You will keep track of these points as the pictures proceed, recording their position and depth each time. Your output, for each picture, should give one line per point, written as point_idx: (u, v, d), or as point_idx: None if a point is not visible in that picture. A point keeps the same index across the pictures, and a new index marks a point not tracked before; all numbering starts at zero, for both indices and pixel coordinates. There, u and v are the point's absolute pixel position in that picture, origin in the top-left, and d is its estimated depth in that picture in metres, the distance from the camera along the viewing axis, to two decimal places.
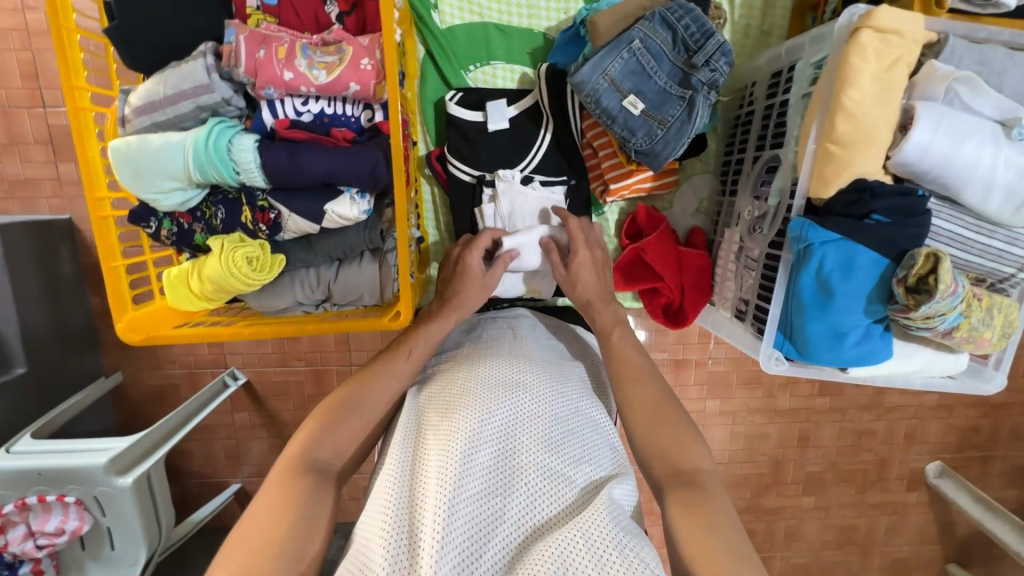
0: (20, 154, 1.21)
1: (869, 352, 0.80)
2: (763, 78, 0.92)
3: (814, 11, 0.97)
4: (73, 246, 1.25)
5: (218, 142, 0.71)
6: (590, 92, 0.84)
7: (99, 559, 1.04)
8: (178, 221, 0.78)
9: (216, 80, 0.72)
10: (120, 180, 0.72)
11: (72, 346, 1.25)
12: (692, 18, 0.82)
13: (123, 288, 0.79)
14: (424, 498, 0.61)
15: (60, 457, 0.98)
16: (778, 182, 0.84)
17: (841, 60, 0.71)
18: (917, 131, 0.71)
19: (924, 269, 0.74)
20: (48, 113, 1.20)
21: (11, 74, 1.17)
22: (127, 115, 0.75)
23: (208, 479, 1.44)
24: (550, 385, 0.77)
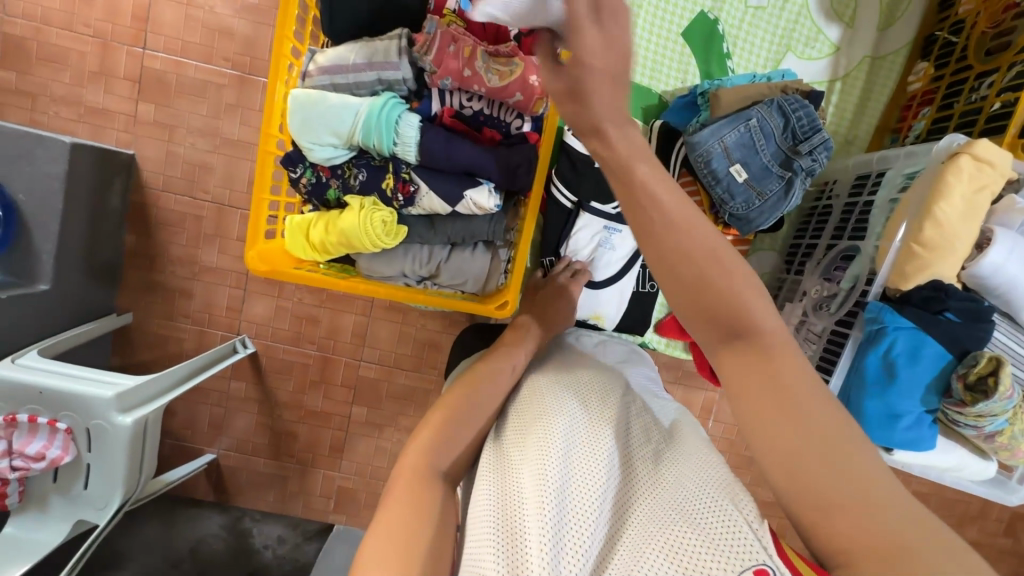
0: (106, 85, 1.26)
1: (918, 438, 0.85)
2: (848, 178, 1.00)
3: (896, 133, 1.12)
4: (126, 181, 1.28)
5: (389, 114, 0.76)
6: (703, 153, 0.91)
7: (67, 495, 1.00)
8: (318, 173, 0.82)
9: (405, 61, 0.77)
10: (288, 122, 0.76)
11: (94, 276, 1.24)
12: (806, 113, 0.91)
13: (259, 221, 0.82)
14: (517, 496, 0.60)
15: (66, 380, 0.96)
16: (853, 269, 0.92)
17: (936, 176, 0.80)
18: (992, 252, 0.81)
19: (985, 369, 0.81)
20: (145, 55, 1.25)
21: (124, 12, 1.23)
22: (310, 71, 0.80)
23: (182, 443, 1.40)
24: (605, 382, 0.79)
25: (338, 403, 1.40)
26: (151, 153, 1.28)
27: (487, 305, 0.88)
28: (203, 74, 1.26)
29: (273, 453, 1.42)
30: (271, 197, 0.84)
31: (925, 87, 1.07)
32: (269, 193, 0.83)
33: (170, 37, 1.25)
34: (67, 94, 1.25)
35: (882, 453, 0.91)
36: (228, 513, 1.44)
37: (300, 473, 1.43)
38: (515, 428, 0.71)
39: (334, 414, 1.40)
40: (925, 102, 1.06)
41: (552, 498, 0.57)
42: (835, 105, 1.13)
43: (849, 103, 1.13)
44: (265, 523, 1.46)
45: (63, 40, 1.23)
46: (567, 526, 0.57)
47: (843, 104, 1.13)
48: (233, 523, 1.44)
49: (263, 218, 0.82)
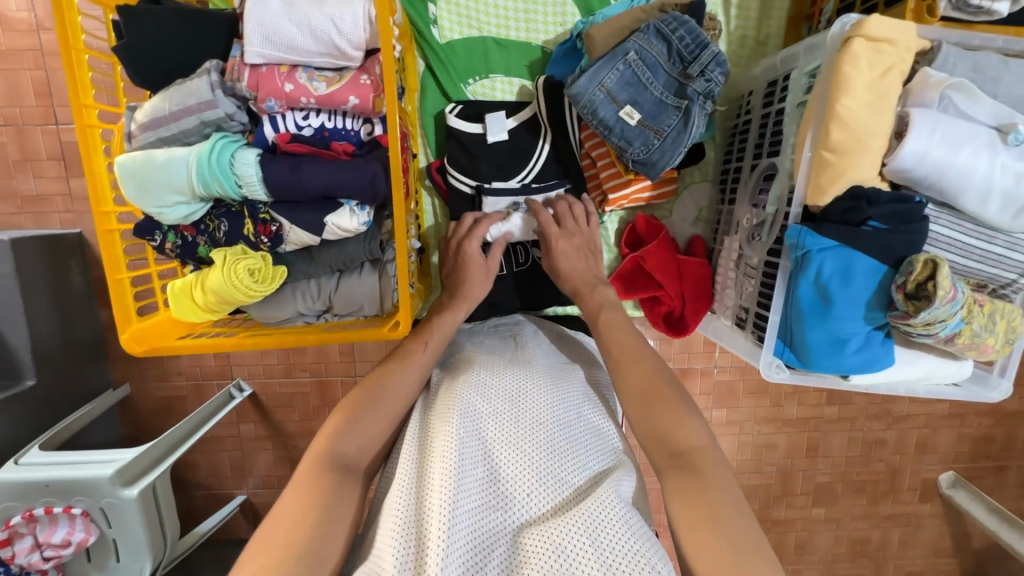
0: (34, 170, 1.24)
1: (871, 359, 0.80)
2: (760, 87, 0.93)
3: (810, 21, 1.00)
4: (83, 260, 1.27)
5: (221, 157, 0.73)
6: (586, 103, 0.85)
7: (105, 570, 1.05)
8: (183, 234, 0.79)
9: (220, 96, 0.73)
10: (123, 193, 0.73)
11: (81, 358, 1.27)
12: (687, 30, 0.83)
13: (128, 300, 0.81)
14: (424, 511, 0.62)
15: (68, 468, 0.99)
16: (776, 189, 0.84)
17: (833, 68, 0.71)
18: (912, 139, 0.71)
19: (923, 275, 0.73)
20: (60, 129, 1.23)
21: (26, 92, 1.20)
22: (133, 130, 0.76)
23: (214, 491, 1.45)
24: (544, 386, 0.78)
25: None
26: (97, 226, 1.27)
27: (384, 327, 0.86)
28: None
29: None
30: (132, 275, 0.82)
31: None
32: (129, 271, 0.81)
33: None
34: (1, 189, 1.24)
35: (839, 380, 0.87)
36: None
37: None
38: (440, 434, 0.71)
39: None
40: None
41: (453, 518, 0.60)
42: (737, 7, 1.02)
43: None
44: None
45: None
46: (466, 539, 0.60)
47: (746, 3, 1.02)
48: None
49: (130, 298, 0.81)
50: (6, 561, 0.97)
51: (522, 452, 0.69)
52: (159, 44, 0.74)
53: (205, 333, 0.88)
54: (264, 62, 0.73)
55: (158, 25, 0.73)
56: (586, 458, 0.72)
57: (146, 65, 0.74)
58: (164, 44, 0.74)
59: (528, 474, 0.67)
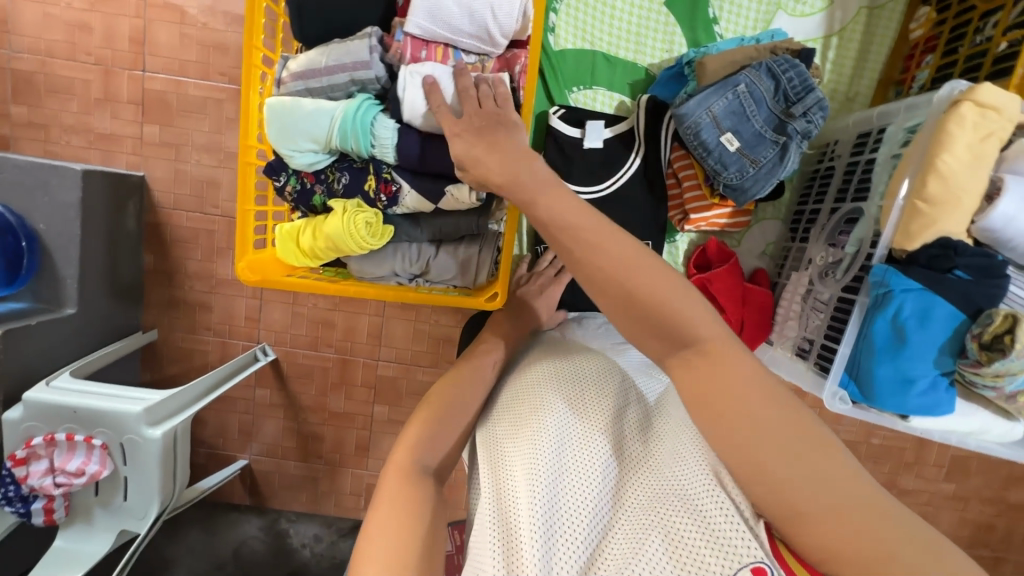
0: (111, 111, 1.29)
1: (934, 403, 0.81)
2: (848, 137, 0.97)
3: (899, 86, 1.05)
4: (140, 203, 1.31)
5: (364, 116, 0.76)
6: (691, 124, 0.89)
7: (109, 507, 1.05)
8: (303, 180, 0.83)
9: (375, 59, 0.77)
10: (265, 131, 0.77)
11: (118, 296, 1.29)
12: (797, 73, 0.89)
13: (248, 232, 0.83)
14: (510, 494, 0.64)
15: (99, 398, 1.00)
16: (857, 231, 0.88)
17: (938, 126, 0.76)
18: (1005, 202, 0.75)
19: (1000, 328, 0.75)
20: (146, 77, 1.28)
21: (121, 37, 1.26)
22: (283, 78, 0.80)
23: (217, 451, 1.45)
24: (594, 361, 0.81)
25: (359, 403, 1.42)
26: (160, 173, 1.32)
27: (478, 297, 0.88)
28: (202, 91, 1.29)
29: (302, 455, 1.46)
30: (256, 210, 0.84)
31: (928, 34, 1.01)
32: (253, 205, 0.84)
33: (167, 58, 1.27)
34: (77, 123, 1.29)
35: (897, 420, 0.88)
36: (265, 515, 1.49)
37: (329, 473, 1.47)
38: (508, 421, 0.74)
39: (356, 414, 1.43)
40: (928, 49, 1.00)
41: (540, 489, 0.62)
42: (832, 62, 1.08)
43: (847, 59, 1.08)
44: (301, 523, 1.50)
45: (67, 70, 1.27)
46: (561, 517, 0.61)
47: (841, 60, 1.08)
48: (271, 524, 1.49)
49: (251, 230, 0.84)
50: (19, 479, 0.98)
51: (588, 422, 0.71)
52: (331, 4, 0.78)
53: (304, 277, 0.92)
54: (420, 35, 0.76)
55: None
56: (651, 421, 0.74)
57: (309, 19, 0.79)
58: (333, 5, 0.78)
59: (600, 439, 0.69)
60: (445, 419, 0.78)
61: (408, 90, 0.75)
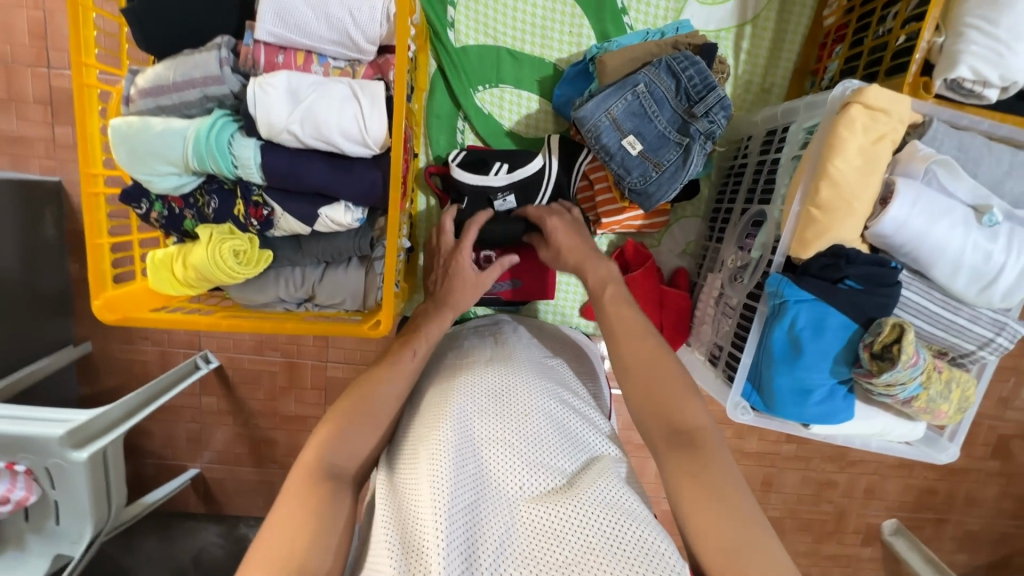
0: (17, 111, 1.20)
1: (831, 411, 0.83)
2: (759, 133, 0.95)
3: (814, 76, 1.04)
4: (59, 210, 1.24)
5: (220, 136, 0.71)
6: (592, 127, 0.86)
7: (42, 532, 1.01)
8: (170, 204, 0.78)
9: (228, 73, 0.72)
10: (114, 156, 0.72)
11: (43, 310, 1.23)
12: (697, 70, 0.85)
13: (105, 267, 0.79)
14: (417, 510, 0.62)
15: (13, 422, 0.94)
16: (761, 236, 0.87)
17: (831, 129, 0.75)
18: (895, 208, 0.75)
19: (890, 338, 0.77)
20: (52, 74, 1.19)
21: (20, 31, 1.16)
22: (131, 96, 0.75)
23: (166, 461, 1.42)
24: (524, 377, 0.80)
25: (311, 405, 1.39)
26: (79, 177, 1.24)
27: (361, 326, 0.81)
28: None
29: (255, 460, 1.43)
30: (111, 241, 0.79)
31: (838, 22, 0.98)
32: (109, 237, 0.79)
33: None
34: None
35: (800, 427, 0.90)
36: (223, 521, 1.47)
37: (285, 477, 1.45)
38: (424, 433, 0.71)
39: (308, 417, 1.40)
40: (838, 38, 0.98)
41: (449, 506, 0.60)
42: (746, 52, 1.05)
43: (761, 47, 1.05)
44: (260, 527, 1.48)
45: None
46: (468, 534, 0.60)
47: (755, 51, 1.05)
48: (230, 530, 1.47)
49: (108, 265, 0.79)
50: None
51: (508, 442, 0.70)
52: (173, 11, 0.73)
53: (180, 308, 0.87)
54: (275, 41, 0.74)
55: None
56: (574, 446, 0.74)
57: (154, 31, 0.73)
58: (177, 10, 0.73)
59: (517, 460, 0.68)
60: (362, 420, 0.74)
61: (262, 106, 0.70)
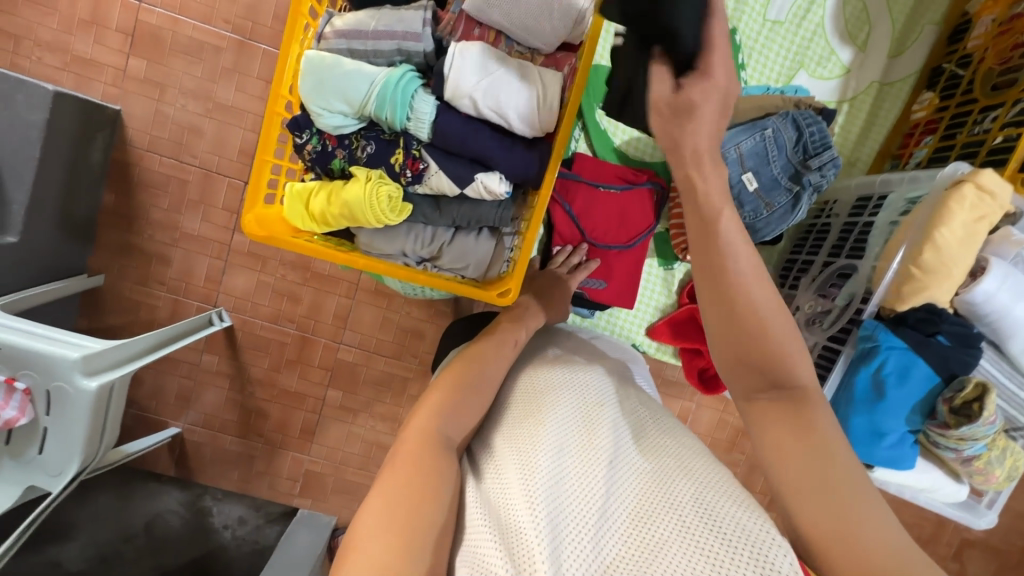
0: (95, 35, 1.20)
1: (899, 456, 0.90)
2: (849, 198, 1.02)
3: (896, 159, 1.14)
4: (109, 137, 1.22)
5: (406, 86, 0.73)
6: (719, 157, 0.93)
7: (19, 459, 0.95)
8: (324, 141, 0.80)
9: (427, 33, 0.75)
10: (299, 83, 0.74)
11: (68, 232, 1.19)
12: (818, 128, 0.92)
13: (260, 185, 0.79)
14: (511, 501, 0.58)
15: (30, 337, 0.91)
16: (849, 287, 0.95)
17: (939, 202, 0.82)
18: (987, 280, 0.84)
19: (972, 395, 0.85)
20: (141, 8, 1.20)
21: None
22: (325, 33, 0.78)
23: (147, 414, 1.35)
24: (600, 378, 0.78)
25: (313, 384, 1.36)
26: (139, 111, 1.23)
27: (488, 292, 0.84)
28: (201, 35, 1.22)
29: (241, 430, 1.38)
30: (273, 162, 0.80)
31: (929, 117, 1.08)
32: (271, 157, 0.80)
33: None
34: (54, 41, 1.19)
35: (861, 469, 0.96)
36: (189, 489, 1.41)
37: (267, 453, 1.39)
38: (510, 426, 0.69)
39: (308, 395, 1.37)
40: (928, 130, 1.08)
41: (546, 501, 0.57)
42: (841, 125, 1.17)
43: (853, 127, 1.17)
44: (227, 502, 1.42)
45: None
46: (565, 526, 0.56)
47: (848, 126, 1.17)
48: (194, 500, 1.40)
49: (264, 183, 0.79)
50: None
51: (596, 434, 0.67)
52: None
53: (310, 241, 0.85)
54: (476, 16, 0.76)
55: None
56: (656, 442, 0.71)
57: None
58: None
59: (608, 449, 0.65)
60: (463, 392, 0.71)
61: (455, 68, 0.72)
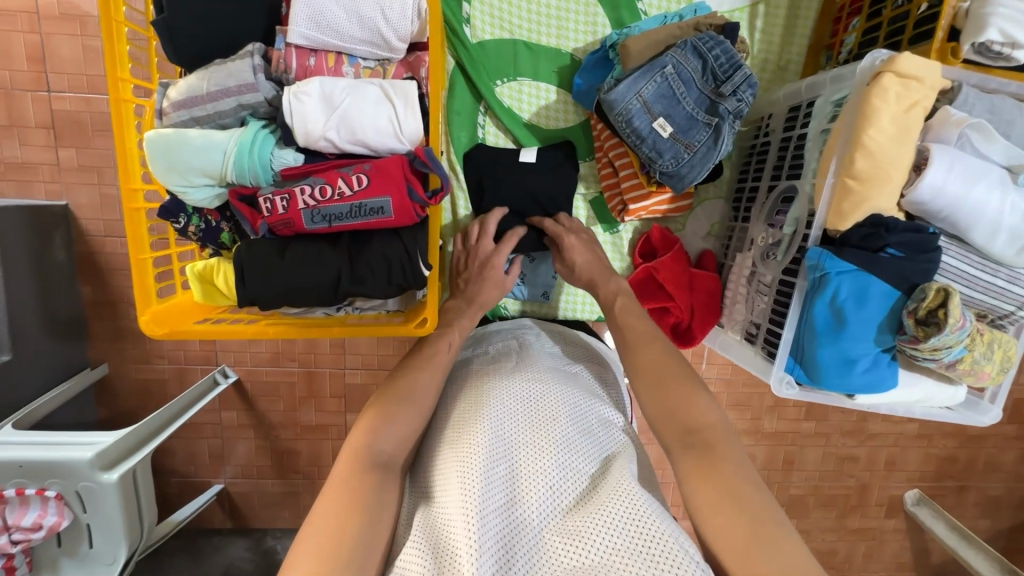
0: (19, 137, 1.19)
1: (877, 379, 0.86)
2: (780, 111, 0.98)
3: (829, 50, 1.05)
4: (67, 233, 1.23)
5: (258, 145, 0.77)
6: (622, 111, 0.89)
7: (75, 557, 1.01)
8: (205, 218, 0.86)
9: (261, 80, 0.77)
10: (152, 168, 0.76)
11: (57, 334, 1.21)
12: (722, 50, 0.89)
13: (148, 283, 0.83)
14: (455, 520, 0.68)
15: (40, 449, 0.94)
16: (793, 211, 0.90)
17: (862, 100, 0.77)
18: (930, 173, 0.78)
19: (934, 303, 0.80)
20: (52, 97, 1.18)
21: (18, 55, 1.16)
22: (164, 108, 0.79)
23: (189, 479, 1.41)
24: (552, 386, 0.88)
25: (331, 413, 1.39)
26: (85, 199, 1.23)
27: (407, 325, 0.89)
28: None
29: (279, 472, 1.43)
30: (154, 256, 0.84)
31: None
32: (151, 252, 0.83)
33: (74, 74, 1.18)
34: None
35: (844, 398, 0.93)
36: (249, 536, 1.47)
37: (310, 486, 1.44)
38: (460, 440, 0.79)
39: (329, 425, 1.40)
40: (854, 12, 1.00)
41: (488, 514, 0.68)
42: (761, 30, 1.07)
43: (776, 26, 1.07)
44: (287, 539, 1.48)
45: None
46: (498, 540, 0.67)
47: (770, 29, 1.07)
48: (257, 544, 1.46)
49: (151, 280, 0.83)
50: None
51: (543, 450, 0.77)
52: (199, 18, 0.76)
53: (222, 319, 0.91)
54: (307, 44, 0.78)
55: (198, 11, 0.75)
56: (597, 452, 0.81)
57: (182, 43, 0.77)
58: (206, 22, 0.76)
59: (551, 467, 0.75)
60: (403, 405, 0.82)
61: (298, 113, 0.74)
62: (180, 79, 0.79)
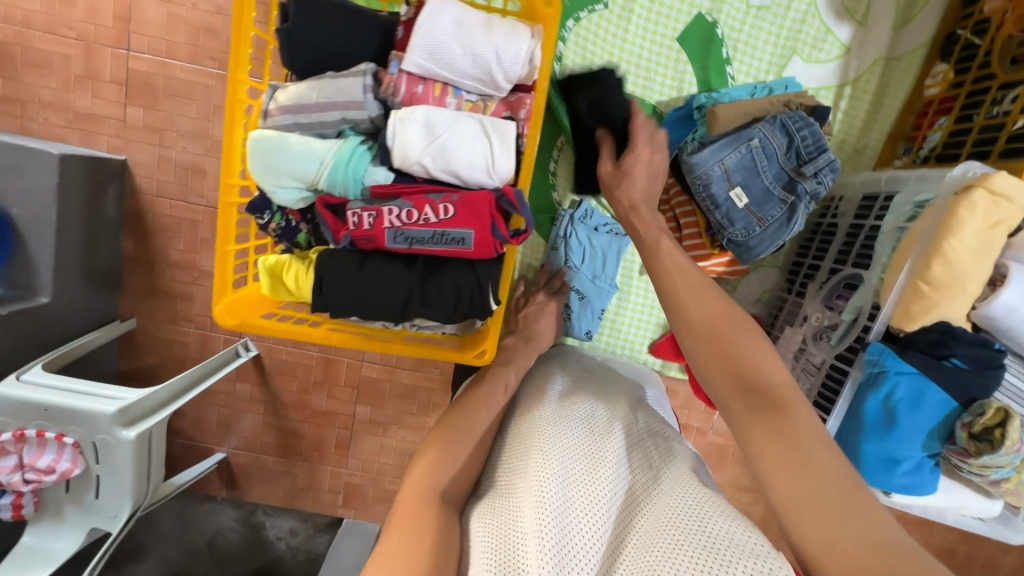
0: (92, 89, 1.23)
1: (917, 483, 0.90)
2: (854, 196, 1.07)
3: (910, 142, 1.11)
4: (121, 187, 1.26)
5: (350, 158, 0.80)
6: (705, 176, 0.95)
7: (80, 504, 1.03)
8: (287, 216, 0.91)
9: (369, 99, 0.81)
10: (251, 165, 0.80)
11: (94, 283, 1.24)
12: (810, 132, 0.95)
13: (227, 274, 0.88)
14: (523, 535, 0.67)
15: (69, 395, 0.97)
16: (856, 299, 0.98)
17: (948, 210, 0.83)
18: (1007, 292, 0.83)
19: (992, 422, 0.84)
20: (130, 56, 1.22)
21: (105, 11, 1.19)
22: (271, 109, 0.83)
23: (194, 443, 1.43)
24: (597, 412, 0.89)
25: (342, 402, 1.40)
26: (143, 157, 1.26)
27: (466, 355, 0.92)
28: (190, 75, 1.23)
29: (281, 450, 1.44)
30: (236, 248, 0.89)
31: (944, 94, 1.05)
32: (234, 244, 0.89)
33: (154, 38, 1.21)
34: (56, 100, 1.23)
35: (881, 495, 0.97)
36: (241, 508, 1.48)
37: (309, 470, 1.46)
38: (517, 465, 0.80)
39: (338, 413, 1.41)
40: (942, 110, 1.05)
41: (556, 526, 0.67)
42: (844, 111, 1.15)
43: (858, 115, 1.15)
44: (277, 516, 1.49)
45: (45, 43, 1.20)
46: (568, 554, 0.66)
47: (852, 113, 1.15)
48: (247, 517, 1.48)
49: (230, 271, 0.88)
50: None
51: (594, 463, 0.78)
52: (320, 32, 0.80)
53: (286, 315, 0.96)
54: (418, 72, 0.81)
55: (313, 23, 0.80)
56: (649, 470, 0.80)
57: (299, 51, 0.81)
58: (317, 36, 0.80)
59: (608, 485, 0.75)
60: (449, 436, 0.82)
61: (401, 138, 0.78)
62: (290, 83, 0.83)
